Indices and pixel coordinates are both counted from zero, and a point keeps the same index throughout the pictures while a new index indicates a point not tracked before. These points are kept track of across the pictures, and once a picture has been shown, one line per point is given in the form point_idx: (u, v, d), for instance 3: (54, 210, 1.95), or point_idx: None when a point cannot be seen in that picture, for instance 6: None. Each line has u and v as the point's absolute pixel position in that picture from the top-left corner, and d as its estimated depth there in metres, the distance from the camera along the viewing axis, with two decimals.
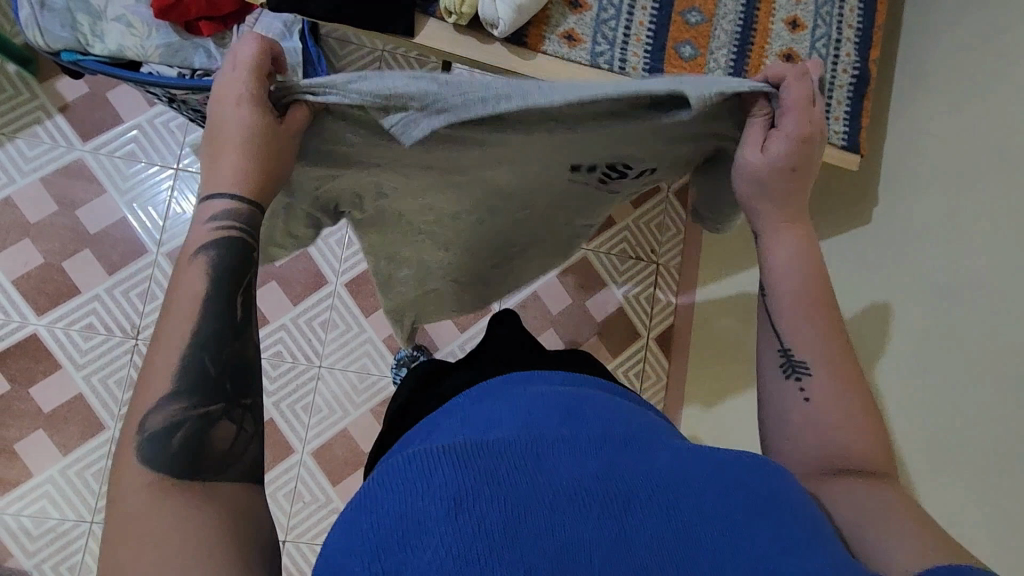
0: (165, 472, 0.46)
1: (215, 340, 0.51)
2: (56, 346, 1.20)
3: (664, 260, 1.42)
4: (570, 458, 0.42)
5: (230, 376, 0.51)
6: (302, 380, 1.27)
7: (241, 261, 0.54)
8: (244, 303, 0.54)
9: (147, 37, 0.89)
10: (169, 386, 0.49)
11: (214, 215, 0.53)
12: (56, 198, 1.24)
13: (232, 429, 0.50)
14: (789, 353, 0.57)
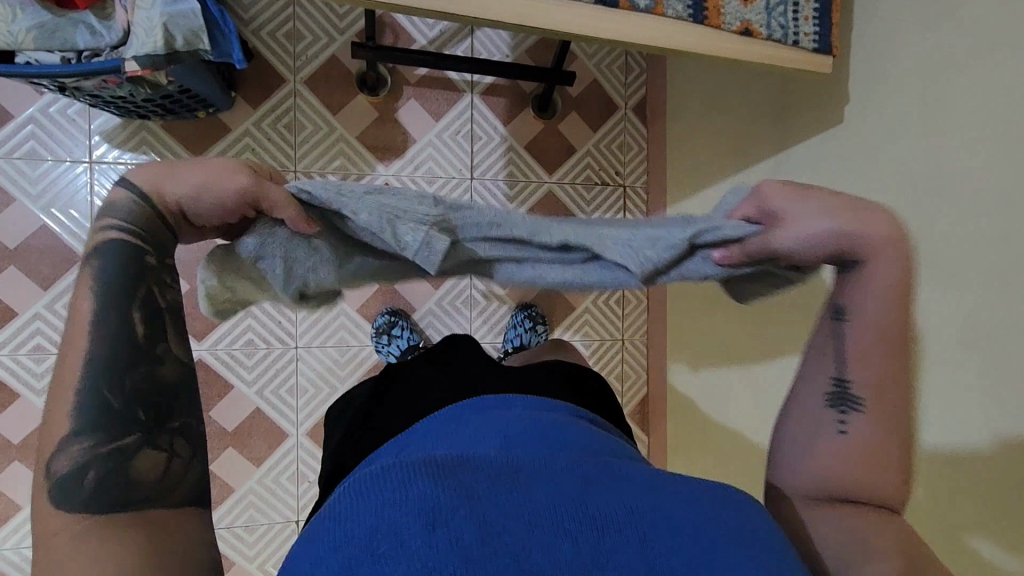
0: (82, 515, 0.40)
1: (119, 363, 0.43)
2: (7, 375, 1.12)
3: (629, 181, 1.39)
4: (546, 478, 0.44)
5: (143, 402, 0.43)
6: (281, 364, 1.23)
7: (132, 274, 0.46)
8: (148, 308, 0.45)
9: (13, 20, 0.75)
10: (70, 423, 0.41)
11: (112, 202, 0.47)
12: None
13: (162, 456, 0.43)
14: (841, 382, 0.54)
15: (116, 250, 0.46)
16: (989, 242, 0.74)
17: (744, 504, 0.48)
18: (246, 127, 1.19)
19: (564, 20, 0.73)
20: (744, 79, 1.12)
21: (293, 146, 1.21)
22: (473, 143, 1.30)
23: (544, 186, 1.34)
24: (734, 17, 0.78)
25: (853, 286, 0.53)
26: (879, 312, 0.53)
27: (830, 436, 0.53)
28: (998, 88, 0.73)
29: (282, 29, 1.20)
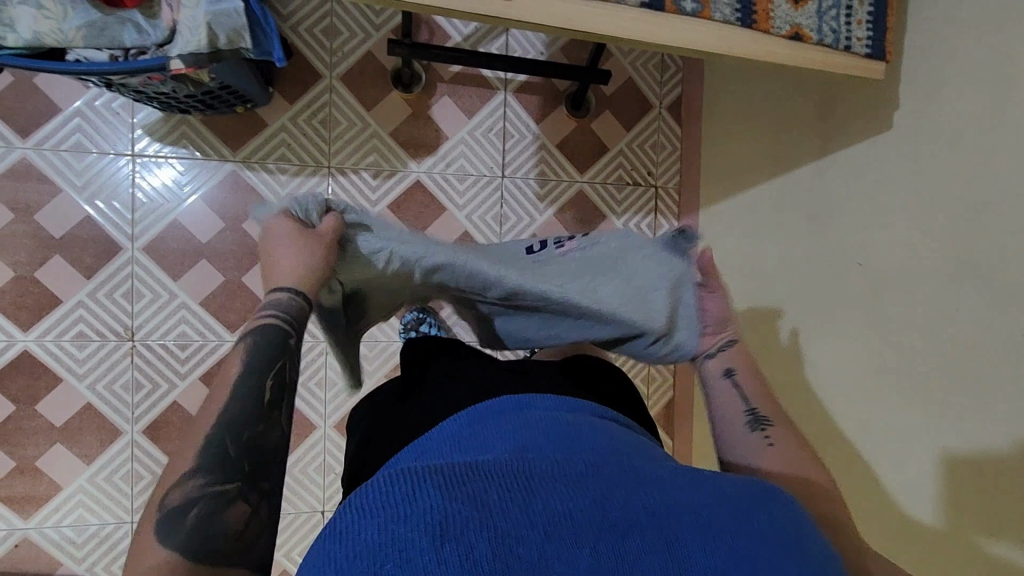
0: (176, 548, 0.49)
1: (236, 424, 0.55)
2: (51, 360, 1.16)
3: (662, 183, 1.36)
4: (562, 484, 0.43)
5: (253, 458, 0.55)
6: (311, 357, 1.25)
7: (272, 342, 0.62)
8: (274, 379, 0.60)
9: (63, 19, 0.77)
10: (189, 463, 0.53)
11: (271, 303, 0.64)
12: (9, 205, 1.13)
13: (247, 510, 0.52)
14: (754, 412, 0.69)
15: (270, 330, 0.62)
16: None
17: (771, 503, 0.46)
18: (282, 122, 1.21)
19: (607, 22, 0.72)
20: (785, 80, 1.08)
21: (328, 142, 1.23)
22: (504, 141, 1.29)
23: (575, 185, 1.33)
24: (783, 21, 0.76)
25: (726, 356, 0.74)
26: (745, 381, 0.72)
27: (763, 450, 0.65)
28: None
29: (319, 25, 1.21)
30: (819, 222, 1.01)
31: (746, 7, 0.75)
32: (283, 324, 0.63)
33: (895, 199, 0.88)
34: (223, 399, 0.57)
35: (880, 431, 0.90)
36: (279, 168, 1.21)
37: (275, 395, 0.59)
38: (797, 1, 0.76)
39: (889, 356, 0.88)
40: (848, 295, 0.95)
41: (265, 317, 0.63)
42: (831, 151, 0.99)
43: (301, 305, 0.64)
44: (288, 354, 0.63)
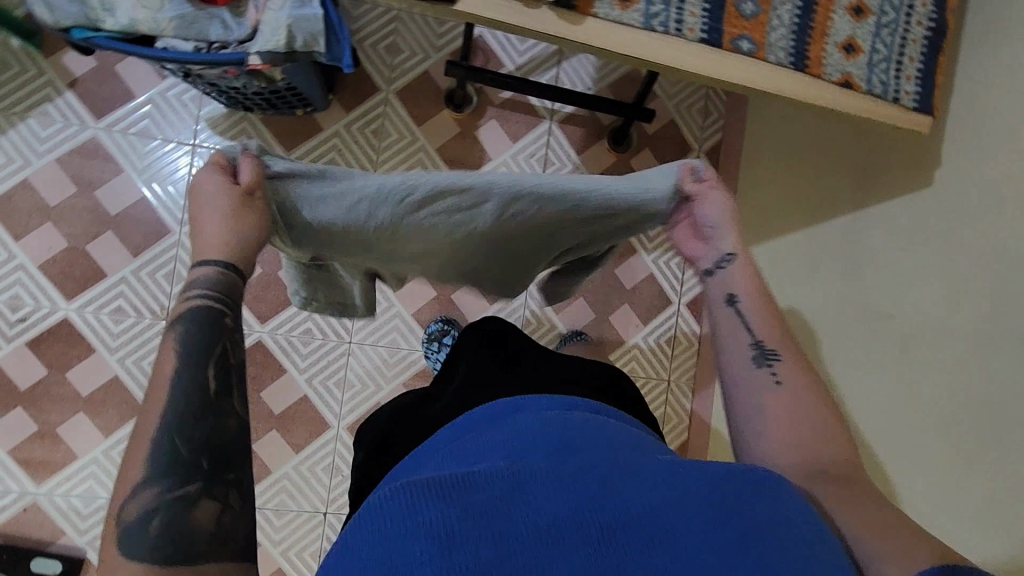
0: (141, 558, 0.48)
1: (187, 419, 0.52)
2: (88, 330, 1.19)
3: None
4: (557, 486, 0.43)
5: (211, 453, 0.52)
6: (333, 356, 1.27)
7: (210, 329, 0.57)
8: (218, 366, 0.56)
9: (160, 9, 0.84)
10: (143, 470, 0.50)
11: (199, 282, 0.58)
12: (73, 179, 1.20)
13: (212, 510, 0.50)
14: (760, 345, 0.63)
15: (208, 311, 0.57)
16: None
17: (773, 493, 0.45)
18: (337, 128, 1.27)
19: (665, 55, 0.76)
20: (824, 133, 1.11)
21: (377, 150, 1.28)
22: (545, 167, 1.33)
23: None
24: (835, 69, 0.79)
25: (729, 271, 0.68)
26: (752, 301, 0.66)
27: (770, 389, 0.61)
28: None
29: (383, 42, 1.28)
30: (852, 272, 1.02)
31: (798, 54, 0.78)
32: (217, 306, 0.58)
33: (930, 254, 0.89)
34: (165, 392, 0.53)
35: (901, 489, 0.88)
36: None
37: (222, 383, 0.55)
38: (849, 52, 0.79)
39: (918, 411, 0.86)
40: (877, 346, 0.95)
41: (191, 301, 0.57)
42: (870, 203, 1.00)
43: (236, 280, 0.59)
44: (228, 335, 0.58)
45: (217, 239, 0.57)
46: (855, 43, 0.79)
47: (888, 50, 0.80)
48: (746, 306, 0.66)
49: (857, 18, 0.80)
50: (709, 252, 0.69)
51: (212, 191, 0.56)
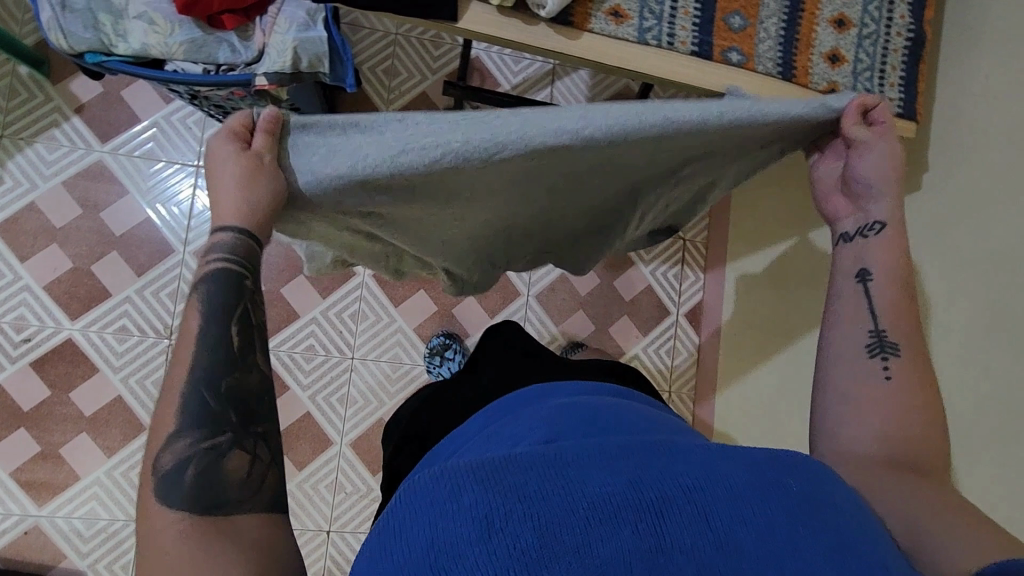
0: (182, 508, 0.49)
1: (215, 376, 0.53)
2: (92, 350, 1.20)
3: (690, 236, 1.40)
4: (598, 466, 0.44)
5: (239, 406, 0.53)
6: (336, 372, 1.28)
7: (234, 288, 0.56)
8: (240, 325, 0.56)
9: (170, 34, 0.87)
10: (174, 424, 0.51)
11: (218, 246, 0.56)
12: (79, 202, 1.22)
13: (245, 458, 0.52)
14: (880, 335, 0.61)
15: (229, 273, 0.56)
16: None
17: (806, 471, 0.46)
18: None
19: (659, 69, 0.80)
20: None
21: None
22: None
23: None
24: (820, 78, 0.82)
25: (866, 247, 0.64)
26: (889, 287, 0.62)
27: (877, 383, 0.59)
28: None
29: (382, 64, 1.32)
30: None
31: (786, 64, 0.82)
32: (236, 267, 0.56)
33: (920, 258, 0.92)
34: (193, 349, 0.53)
35: None
36: None
37: (248, 340, 0.56)
38: (834, 61, 0.82)
39: None
40: None
41: (212, 261, 0.56)
42: None
43: (253, 246, 0.57)
44: (250, 296, 0.58)
45: (231, 205, 0.55)
46: (839, 53, 0.83)
47: (872, 59, 0.83)
48: (876, 288, 0.63)
49: (840, 30, 0.83)
50: (852, 216, 0.65)
51: (230, 148, 0.54)
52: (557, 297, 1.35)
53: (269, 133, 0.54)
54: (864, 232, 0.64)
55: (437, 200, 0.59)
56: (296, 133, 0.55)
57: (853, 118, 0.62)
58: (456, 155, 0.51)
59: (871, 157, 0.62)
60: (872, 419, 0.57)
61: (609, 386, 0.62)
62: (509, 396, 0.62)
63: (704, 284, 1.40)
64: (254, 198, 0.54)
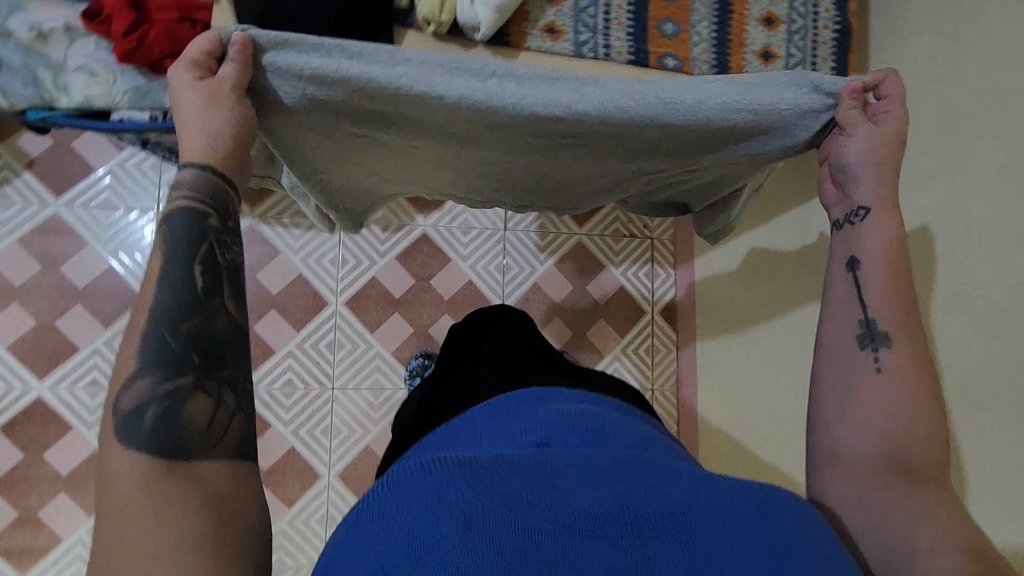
0: (141, 449, 0.48)
1: (175, 317, 0.52)
2: (63, 408, 1.17)
3: (657, 234, 1.42)
4: (590, 478, 0.43)
5: (201, 350, 0.52)
6: (318, 404, 1.27)
7: (192, 221, 0.56)
8: (203, 264, 0.55)
9: (113, 84, 0.86)
10: (135, 365, 0.50)
11: (181, 180, 0.58)
12: (37, 258, 1.20)
13: (208, 404, 0.51)
14: (871, 324, 0.61)
15: (192, 204, 0.57)
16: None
17: (781, 498, 0.46)
18: None
19: None
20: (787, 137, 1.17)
21: None
22: None
23: (573, 238, 1.39)
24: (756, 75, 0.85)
25: (858, 233, 0.65)
26: (884, 276, 0.63)
27: (870, 378, 0.59)
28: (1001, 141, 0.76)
29: None
30: (810, 264, 1.07)
31: (721, 64, 0.84)
32: (200, 205, 0.57)
33: None
34: (155, 291, 0.53)
35: None
36: (294, 223, 1.29)
37: (209, 284, 0.55)
38: (767, 58, 0.85)
39: None
40: None
41: (177, 198, 0.57)
42: None
43: (218, 184, 0.59)
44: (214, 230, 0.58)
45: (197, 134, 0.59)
46: (771, 50, 0.85)
47: (804, 53, 0.86)
48: (868, 275, 0.64)
49: (770, 28, 0.85)
50: (841, 204, 0.68)
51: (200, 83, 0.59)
52: (533, 307, 1.36)
53: (241, 59, 0.59)
54: (852, 216, 0.66)
55: (405, 137, 0.70)
56: (271, 51, 0.61)
57: (852, 94, 0.65)
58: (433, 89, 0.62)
59: (858, 142, 0.65)
60: (844, 412, 0.59)
61: (610, 399, 0.61)
62: (512, 391, 0.61)
63: (676, 281, 1.42)
64: (219, 126, 0.59)
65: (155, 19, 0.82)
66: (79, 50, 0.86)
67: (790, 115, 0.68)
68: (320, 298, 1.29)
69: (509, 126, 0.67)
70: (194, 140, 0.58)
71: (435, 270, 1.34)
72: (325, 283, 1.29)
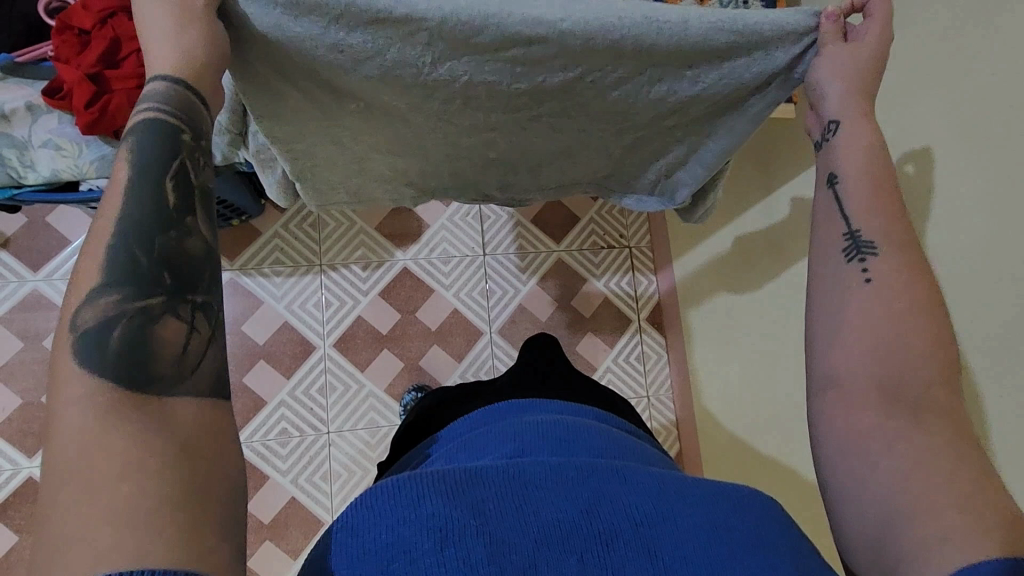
0: (98, 371, 0.38)
1: (146, 231, 0.44)
2: None
3: (634, 243, 1.44)
4: (559, 488, 0.43)
5: (173, 270, 0.44)
6: (314, 450, 1.25)
7: (167, 140, 0.49)
8: (176, 182, 0.48)
9: (79, 155, 0.87)
10: (99, 277, 0.42)
11: (148, 95, 0.50)
12: (20, 335, 1.20)
13: (181, 327, 0.43)
14: (855, 235, 0.56)
15: (165, 124, 0.49)
16: (987, 243, 0.72)
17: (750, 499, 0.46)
18: (276, 228, 1.31)
19: None
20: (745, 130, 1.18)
21: (319, 243, 1.33)
22: (482, 223, 1.39)
23: (553, 255, 1.41)
24: None
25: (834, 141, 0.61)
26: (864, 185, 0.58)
27: (857, 290, 0.53)
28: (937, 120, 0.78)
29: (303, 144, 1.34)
30: (779, 256, 1.08)
31: None
32: (171, 118, 0.50)
33: None
34: (120, 205, 0.45)
35: None
36: (274, 271, 1.30)
37: (187, 202, 0.47)
38: None
39: None
40: None
41: (144, 110, 0.49)
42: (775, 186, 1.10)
43: (191, 98, 0.51)
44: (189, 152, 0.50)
45: (171, 55, 0.51)
46: None
47: None
48: (847, 187, 0.59)
49: None
50: (817, 123, 0.64)
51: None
52: (520, 328, 1.36)
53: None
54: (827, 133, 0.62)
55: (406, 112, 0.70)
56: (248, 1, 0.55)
57: (831, 18, 0.62)
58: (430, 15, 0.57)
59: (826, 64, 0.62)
60: None
61: (589, 409, 0.61)
62: (494, 404, 0.61)
63: (658, 286, 1.44)
64: (187, 37, 0.51)
65: (116, 89, 0.84)
66: (43, 126, 0.88)
67: (774, 37, 0.64)
68: (307, 343, 1.29)
69: (506, 84, 0.66)
70: (162, 61, 0.51)
71: (420, 302, 1.34)
72: (310, 327, 1.29)
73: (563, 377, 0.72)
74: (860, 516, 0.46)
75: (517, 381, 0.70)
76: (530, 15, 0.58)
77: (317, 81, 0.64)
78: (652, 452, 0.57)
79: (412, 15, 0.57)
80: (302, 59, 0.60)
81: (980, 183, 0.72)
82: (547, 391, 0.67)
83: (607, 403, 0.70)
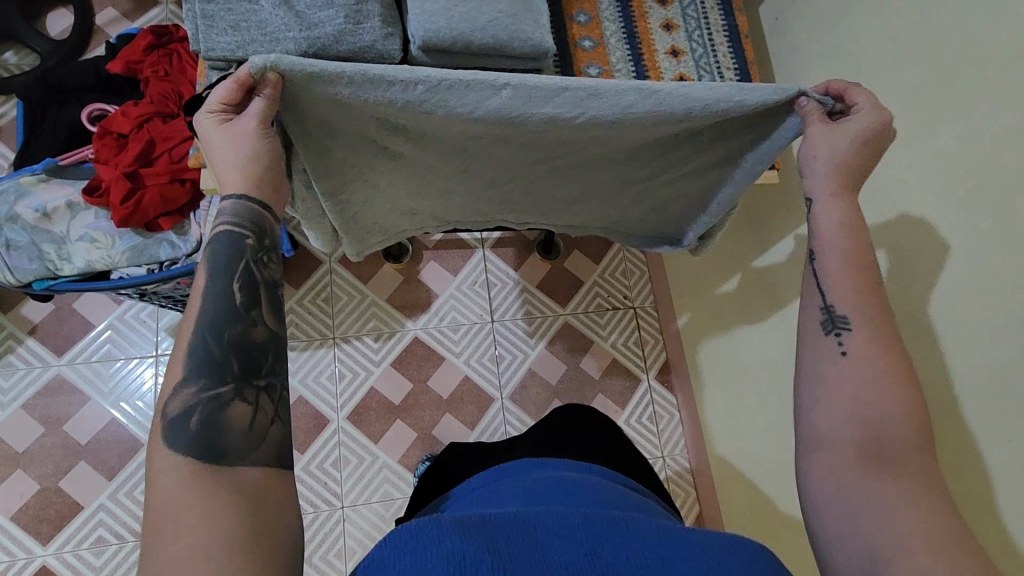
0: (184, 454, 0.45)
1: (219, 326, 0.50)
2: (67, 572, 1.14)
3: (639, 303, 1.48)
4: (563, 534, 0.44)
5: (242, 359, 0.50)
6: (328, 526, 1.24)
7: (235, 247, 0.55)
8: (243, 281, 0.53)
9: (112, 247, 0.93)
10: (179, 374, 0.48)
11: (226, 213, 0.56)
12: (41, 420, 1.22)
13: (248, 411, 0.49)
14: (830, 309, 0.59)
15: (234, 236, 0.55)
16: (977, 293, 0.74)
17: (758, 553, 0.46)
18: (290, 305, 1.36)
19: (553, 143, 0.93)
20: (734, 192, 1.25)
21: (332, 316, 1.37)
22: (489, 291, 1.44)
23: (560, 318, 1.45)
24: None
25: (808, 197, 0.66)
26: (845, 237, 0.61)
27: (834, 361, 0.56)
28: (913, 179, 0.83)
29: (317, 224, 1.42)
30: (780, 311, 1.10)
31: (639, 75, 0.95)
32: (241, 229, 0.55)
33: None
34: (198, 307, 0.51)
35: None
36: (289, 346, 1.34)
37: (253, 301, 0.53)
38: None
39: None
40: None
41: (219, 225, 0.55)
42: (769, 243, 1.14)
43: (260, 212, 0.58)
44: (253, 256, 0.56)
45: (238, 171, 0.57)
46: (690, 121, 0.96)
47: None
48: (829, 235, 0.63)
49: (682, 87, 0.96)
50: None
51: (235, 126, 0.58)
52: (529, 393, 1.38)
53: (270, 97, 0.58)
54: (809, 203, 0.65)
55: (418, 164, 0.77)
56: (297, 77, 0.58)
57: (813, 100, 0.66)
58: (471, 111, 0.64)
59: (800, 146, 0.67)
60: None
61: (598, 467, 0.63)
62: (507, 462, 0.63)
63: (665, 344, 1.46)
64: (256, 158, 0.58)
65: (150, 185, 0.92)
66: (80, 221, 0.95)
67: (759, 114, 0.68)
68: (321, 417, 1.31)
69: (512, 143, 0.72)
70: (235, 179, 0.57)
71: (431, 371, 1.37)
72: (324, 401, 1.31)
73: (576, 439, 0.73)
74: (848, 567, 0.48)
75: (532, 445, 0.72)
76: (552, 113, 0.65)
77: (336, 150, 0.71)
78: (662, 510, 0.58)
79: (451, 113, 0.64)
80: (345, 128, 0.68)
81: (963, 236, 0.76)
82: (564, 454, 0.69)
83: (620, 463, 0.71)
